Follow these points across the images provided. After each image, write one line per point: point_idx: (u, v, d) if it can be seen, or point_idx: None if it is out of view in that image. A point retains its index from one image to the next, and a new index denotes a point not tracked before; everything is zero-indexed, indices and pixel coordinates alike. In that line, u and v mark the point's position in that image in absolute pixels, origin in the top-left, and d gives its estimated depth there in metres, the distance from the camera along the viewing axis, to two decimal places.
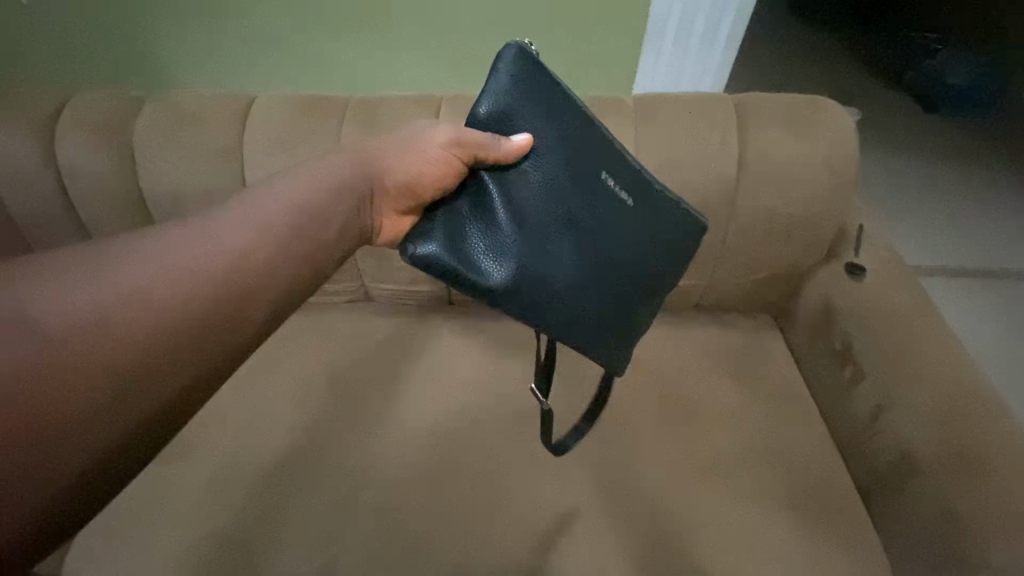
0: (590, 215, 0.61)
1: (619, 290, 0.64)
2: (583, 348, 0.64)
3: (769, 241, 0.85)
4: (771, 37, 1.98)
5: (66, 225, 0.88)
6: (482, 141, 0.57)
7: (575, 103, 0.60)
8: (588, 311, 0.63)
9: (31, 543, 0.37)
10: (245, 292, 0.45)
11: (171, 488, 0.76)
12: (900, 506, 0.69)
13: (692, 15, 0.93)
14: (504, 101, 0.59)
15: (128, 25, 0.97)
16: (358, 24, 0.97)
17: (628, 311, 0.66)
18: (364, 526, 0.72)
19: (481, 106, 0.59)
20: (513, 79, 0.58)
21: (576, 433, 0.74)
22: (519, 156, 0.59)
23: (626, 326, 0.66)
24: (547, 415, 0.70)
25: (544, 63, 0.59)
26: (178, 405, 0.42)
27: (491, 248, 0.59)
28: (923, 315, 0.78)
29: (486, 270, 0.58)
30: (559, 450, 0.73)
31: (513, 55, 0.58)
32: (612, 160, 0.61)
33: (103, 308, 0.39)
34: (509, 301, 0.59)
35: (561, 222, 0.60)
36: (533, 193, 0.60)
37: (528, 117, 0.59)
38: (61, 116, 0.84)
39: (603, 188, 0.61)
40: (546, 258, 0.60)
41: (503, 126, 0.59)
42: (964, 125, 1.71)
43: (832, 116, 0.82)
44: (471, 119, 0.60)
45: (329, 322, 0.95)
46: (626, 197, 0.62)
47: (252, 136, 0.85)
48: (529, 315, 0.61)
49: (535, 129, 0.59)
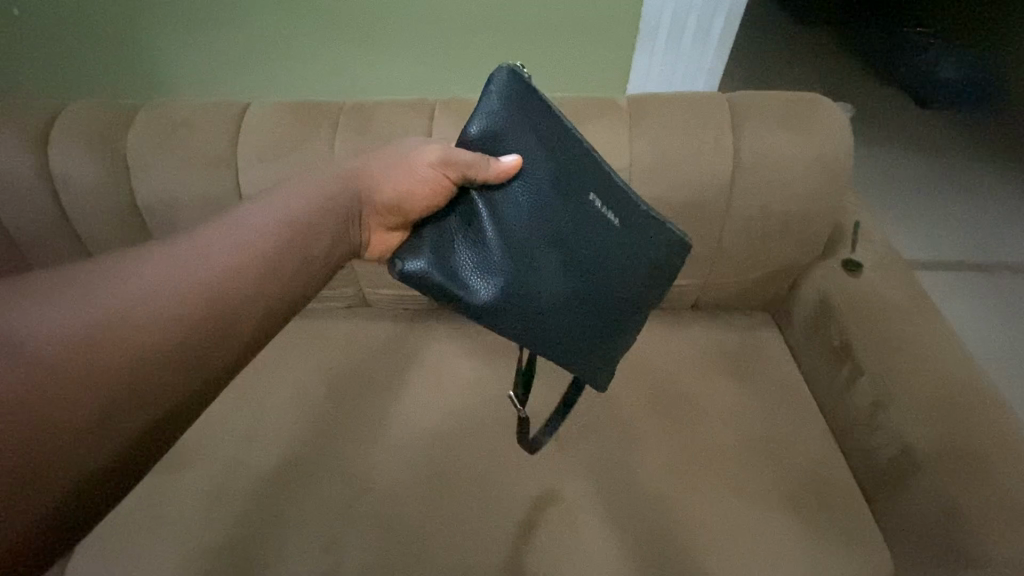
0: (578, 235, 0.61)
1: (607, 309, 0.64)
2: (570, 364, 0.65)
3: (764, 239, 0.85)
4: (764, 34, 1.98)
5: (61, 237, 0.88)
6: (470, 162, 0.57)
7: (564, 123, 0.60)
8: (574, 329, 0.63)
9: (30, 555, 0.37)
10: (237, 306, 0.45)
11: (169, 498, 0.76)
12: (901, 502, 0.69)
13: (683, 15, 0.93)
14: (494, 122, 0.59)
15: (120, 35, 0.97)
16: (351, 29, 0.97)
17: (615, 328, 0.66)
18: (365, 532, 0.72)
19: (473, 126, 0.59)
20: (503, 100, 0.58)
21: (548, 428, 0.73)
22: (508, 177, 0.59)
23: (614, 343, 0.67)
24: (526, 422, 0.73)
25: (533, 83, 0.59)
26: (167, 423, 0.41)
27: (479, 265, 0.60)
28: (919, 310, 0.78)
29: (473, 288, 0.59)
30: (534, 446, 0.74)
31: (504, 78, 0.58)
32: (600, 180, 0.61)
33: (92, 327, 0.39)
34: (494, 318, 0.60)
35: (549, 241, 0.61)
36: (521, 212, 0.60)
37: (518, 137, 0.59)
38: (53, 128, 0.83)
39: (590, 209, 0.61)
40: (533, 276, 0.60)
41: (493, 146, 0.59)
42: (960, 119, 1.71)
43: (825, 114, 0.82)
44: (463, 139, 0.60)
45: (326, 328, 0.95)
46: (615, 218, 0.62)
47: (246, 144, 0.84)
48: (515, 331, 0.61)
49: (524, 150, 0.59)
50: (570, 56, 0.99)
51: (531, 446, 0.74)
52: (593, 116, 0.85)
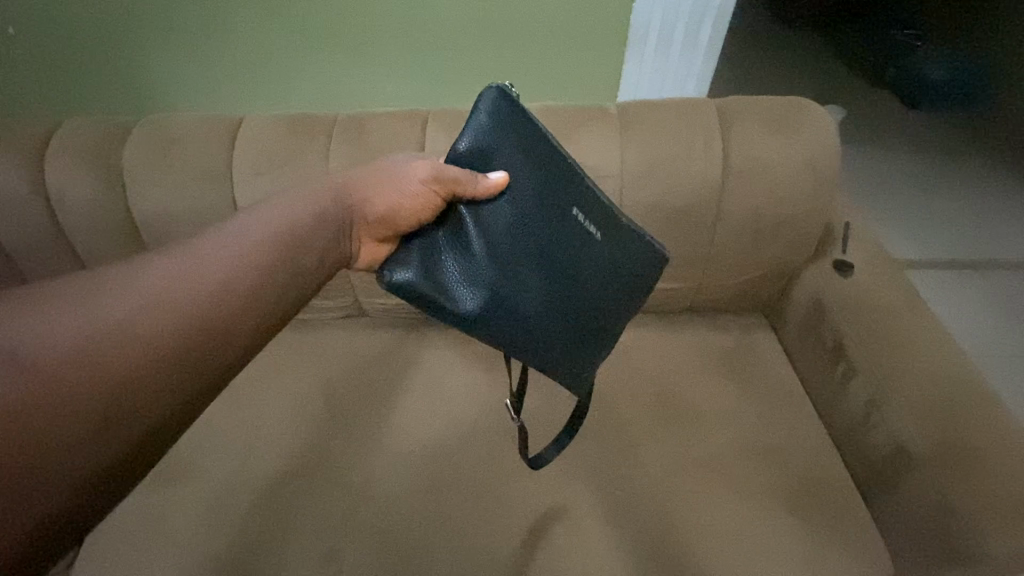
0: (560, 247, 0.62)
1: (589, 320, 0.65)
2: (553, 373, 0.66)
3: (756, 241, 0.86)
4: (754, 39, 2.01)
5: (58, 253, 0.88)
6: (459, 178, 0.58)
7: (549, 140, 0.61)
8: (557, 339, 0.64)
9: (34, 557, 0.37)
10: (230, 317, 0.45)
11: (169, 512, 0.75)
12: (899, 501, 0.69)
13: (671, 21, 0.94)
14: (482, 139, 0.60)
15: (114, 52, 0.97)
16: (342, 40, 0.97)
17: (596, 337, 0.66)
18: (366, 541, 0.72)
19: (462, 142, 0.60)
20: (491, 118, 0.59)
21: (555, 445, 0.72)
22: (495, 193, 0.60)
23: (595, 352, 0.67)
24: (526, 439, 0.71)
25: (521, 101, 0.60)
26: (163, 427, 0.41)
27: (466, 276, 0.61)
28: (910, 309, 0.79)
29: (459, 298, 0.61)
30: (537, 463, 0.72)
31: (493, 97, 0.59)
32: (581, 195, 0.62)
33: (84, 339, 0.39)
34: (479, 329, 0.61)
35: (532, 254, 0.61)
36: (506, 225, 0.61)
37: (506, 154, 0.60)
38: (49, 144, 0.84)
39: (573, 223, 0.62)
40: (516, 287, 0.61)
41: (481, 162, 0.60)
42: (945, 120, 1.74)
43: (813, 117, 0.83)
44: (452, 155, 0.61)
45: (324, 339, 0.95)
46: (595, 231, 0.63)
47: (241, 157, 0.85)
48: (501, 341, 0.62)
49: (511, 167, 0.60)
50: (563, 64, 1.01)
51: (535, 463, 0.72)
52: (586, 123, 0.85)
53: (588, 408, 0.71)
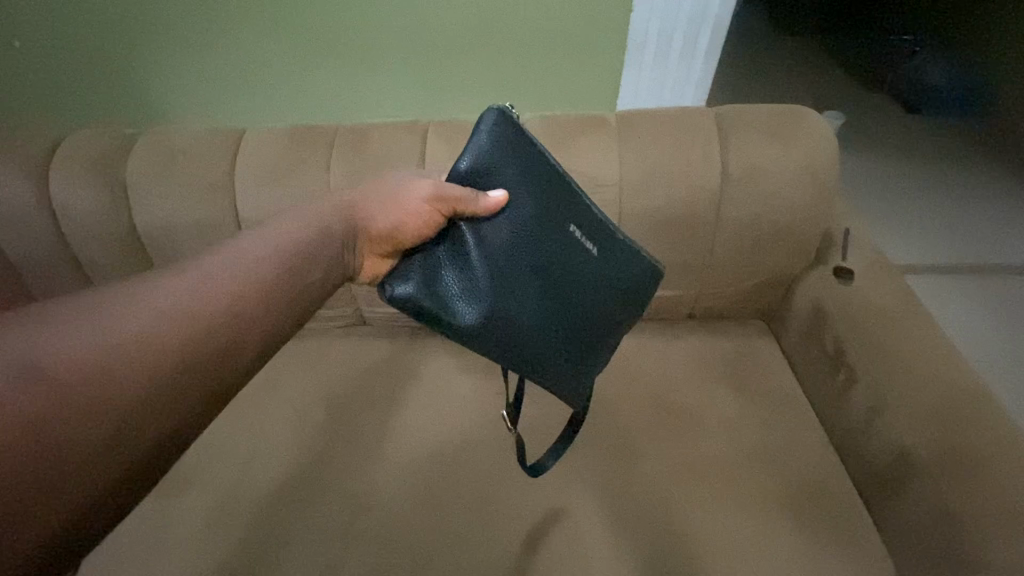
0: (558, 264, 0.62)
1: (586, 334, 0.65)
2: (551, 386, 0.66)
3: (756, 248, 0.87)
4: (752, 47, 2.02)
5: (61, 264, 0.88)
6: (461, 197, 0.58)
7: (550, 161, 0.61)
8: (555, 351, 0.64)
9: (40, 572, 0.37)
10: (235, 331, 0.45)
11: (171, 522, 0.75)
12: (901, 507, 0.69)
13: (670, 29, 0.94)
14: (482, 158, 0.60)
15: (116, 65, 0.98)
16: (343, 50, 0.98)
17: (594, 350, 0.67)
18: (368, 550, 0.72)
19: (463, 161, 0.61)
20: (492, 138, 0.60)
21: (553, 453, 0.73)
22: (495, 212, 0.60)
23: (594, 363, 0.68)
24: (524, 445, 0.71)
25: (521, 122, 0.61)
26: (167, 444, 0.41)
27: (466, 291, 0.61)
28: (909, 314, 0.80)
29: (458, 312, 0.61)
30: (536, 470, 0.72)
31: (493, 119, 0.60)
32: (579, 213, 0.62)
33: (89, 356, 0.39)
34: (478, 342, 0.61)
35: (531, 269, 0.62)
36: (505, 241, 0.61)
37: (506, 173, 0.60)
38: (53, 157, 0.84)
39: (571, 240, 0.62)
40: (515, 301, 0.61)
41: (481, 181, 0.61)
42: (943, 126, 1.75)
43: (812, 124, 0.83)
44: (453, 174, 0.61)
45: (326, 349, 0.95)
46: (592, 248, 0.63)
47: (242, 168, 0.85)
48: (500, 354, 0.62)
49: (511, 185, 0.60)
50: (563, 74, 1.01)
51: (535, 469, 0.72)
52: (585, 132, 0.86)
53: (586, 413, 0.71)
